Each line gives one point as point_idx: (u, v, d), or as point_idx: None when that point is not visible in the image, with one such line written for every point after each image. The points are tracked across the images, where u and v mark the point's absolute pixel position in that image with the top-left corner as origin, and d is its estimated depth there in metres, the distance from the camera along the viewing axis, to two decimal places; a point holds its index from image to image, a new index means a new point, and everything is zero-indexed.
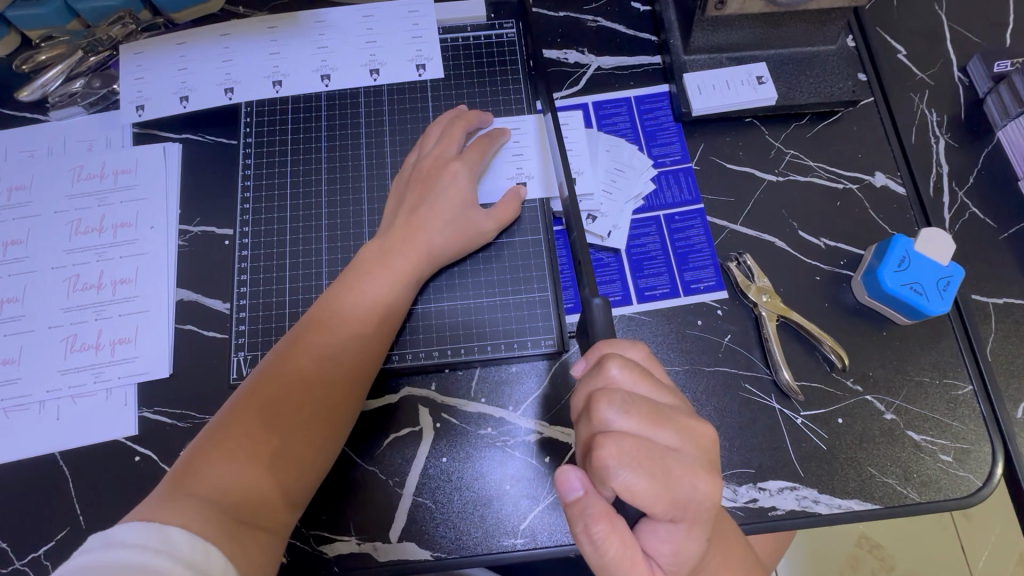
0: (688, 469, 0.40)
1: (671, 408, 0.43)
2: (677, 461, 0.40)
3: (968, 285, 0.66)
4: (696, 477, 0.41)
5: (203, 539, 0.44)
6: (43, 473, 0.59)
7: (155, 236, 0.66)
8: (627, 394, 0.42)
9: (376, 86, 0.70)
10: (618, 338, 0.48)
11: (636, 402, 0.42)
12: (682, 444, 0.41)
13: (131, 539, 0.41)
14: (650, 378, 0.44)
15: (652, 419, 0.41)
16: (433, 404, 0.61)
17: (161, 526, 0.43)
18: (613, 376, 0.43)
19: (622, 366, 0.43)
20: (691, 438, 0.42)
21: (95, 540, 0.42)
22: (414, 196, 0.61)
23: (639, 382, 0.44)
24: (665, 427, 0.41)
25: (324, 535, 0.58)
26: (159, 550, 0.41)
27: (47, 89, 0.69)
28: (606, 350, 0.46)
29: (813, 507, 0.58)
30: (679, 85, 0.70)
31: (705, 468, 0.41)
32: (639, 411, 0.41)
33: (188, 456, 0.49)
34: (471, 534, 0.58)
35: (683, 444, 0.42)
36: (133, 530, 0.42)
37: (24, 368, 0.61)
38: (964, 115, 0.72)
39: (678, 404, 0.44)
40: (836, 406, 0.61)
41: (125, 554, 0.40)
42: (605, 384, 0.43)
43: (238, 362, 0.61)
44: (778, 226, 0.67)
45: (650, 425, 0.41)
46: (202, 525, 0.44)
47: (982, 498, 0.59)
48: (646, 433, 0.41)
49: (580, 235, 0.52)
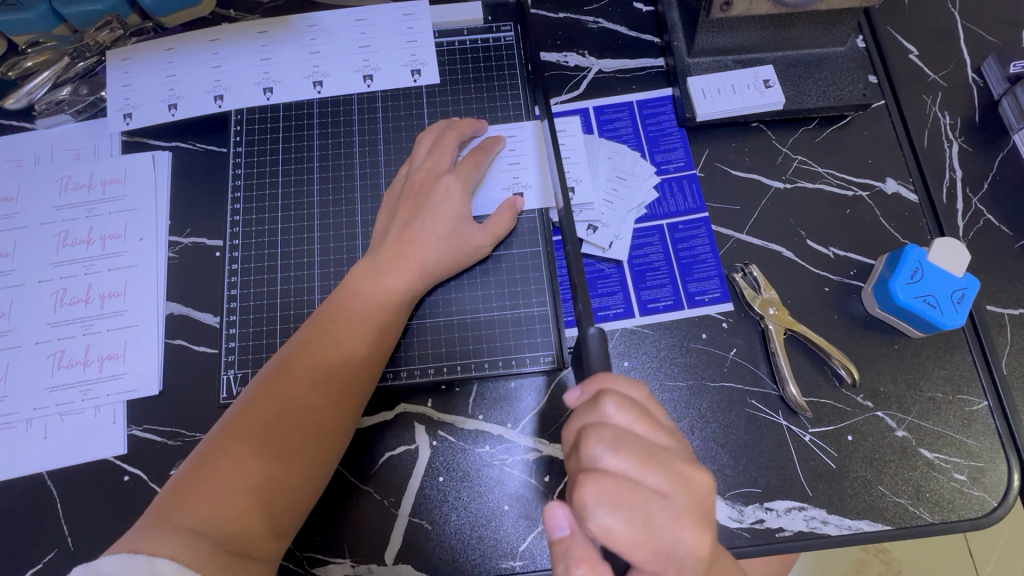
0: (673, 518, 0.39)
1: (667, 451, 0.41)
2: (662, 508, 0.39)
3: (983, 296, 0.63)
4: (679, 527, 0.38)
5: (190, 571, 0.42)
6: (31, 494, 0.57)
7: (144, 247, 0.64)
8: (618, 433, 0.41)
9: (370, 93, 0.68)
10: (618, 375, 0.46)
11: (627, 440, 0.40)
12: (672, 490, 0.39)
13: None
14: (649, 418, 0.43)
15: (643, 461, 0.40)
16: (429, 421, 0.60)
17: (147, 558, 0.42)
18: (608, 413, 0.42)
19: (620, 404, 0.42)
20: (681, 483, 0.40)
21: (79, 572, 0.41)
22: (407, 212, 0.60)
23: (637, 422, 0.42)
24: (655, 469, 0.40)
25: (317, 557, 0.56)
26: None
27: (33, 97, 0.67)
28: (604, 385, 0.44)
29: (821, 528, 0.57)
30: (683, 89, 0.67)
31: (692, 518, 0.39)
32: (629, 450, 0.40)
33: (176, 484, 0.48)
34: (469, 555, 0.56)
35: (673, 490, 0.40)
36: (117, 562, 0.42)
37: (11, 385, 0.60)
38: (979, 118, 0.69)
39: (676, 449, 0.42)
40: (846, 423, 0.59)
41: None
42: (599, 420, 0.42)
43: (229, 380, 0.59)
44: (785, 235, 0.65)
45: (639, 466, 0.40)
46: (190, 557, 0.43)
47: (997, 518, 0.57)
48: (634, 474, 0.39)
49: (577, 249, 0.50)
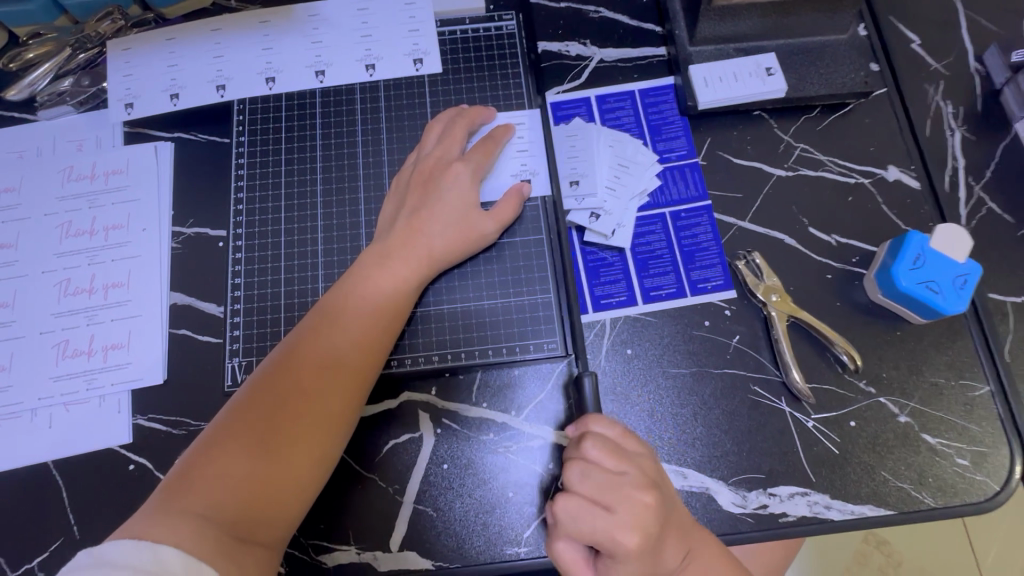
0: (620, 532, 0.46)
1: (626, 477, 0.48)
2: (608, 523, 0.46)
3: (985, 282, 0.63)
4: (619, 539, 0.46)
5: (197, 557, 0.43)
6: (36, 482, 0.58)
7: (147, 238, 0.64)
8: (588, 464, 0.48)
9: (372, 82, 0.68)
10: (605, 415, 0.52)
11: (592, 472, 0.48)
12: (620, 510, 0.46)
13: (121, 559, 0.41)
14: (621, 452, 0.49)
15: (601, 487, 0.47)
16: (433, 409, 0.60)
17: (152, 546, 0.42)
18: (583, 448, 0.49)
19: (594, 441, 0.49)
20: (628, 505, 0.46)
21: (83, 559, 0.41)
22: (414, 199, 0.60)
23: (607, 454, 0.49)
24: (611, 493, 0.47)
25: (322, 544, 0.56)
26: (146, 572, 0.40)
27: (35, 88, 0.67)
28: (587, 426, 0.51)
29: (825, 513, 0.57)
30: (685, 77, 0.67)
31: (634, 532, 0.46)
32: (590, 478, 0.48)
33: (184, 465, 0.49)
34: (473, 543, 0.56)
35: (620, 508, 0.46)
36: (124, 549, 0.41)
37: (15, 375, 0.60)
38: (981, 106, 0.69)
39: (637, 475, 0.48)
40: (849, 409, 0.60)
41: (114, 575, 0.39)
42: (578, 453, 0.49)
43: (233, 368, 0.59)
44: (787, 222, 0.65)
45: (597, 491, 0.47)
46: (196, 543, 0.43)
47: (999, 502, 0.57)
48: (594, 498, 0.47)
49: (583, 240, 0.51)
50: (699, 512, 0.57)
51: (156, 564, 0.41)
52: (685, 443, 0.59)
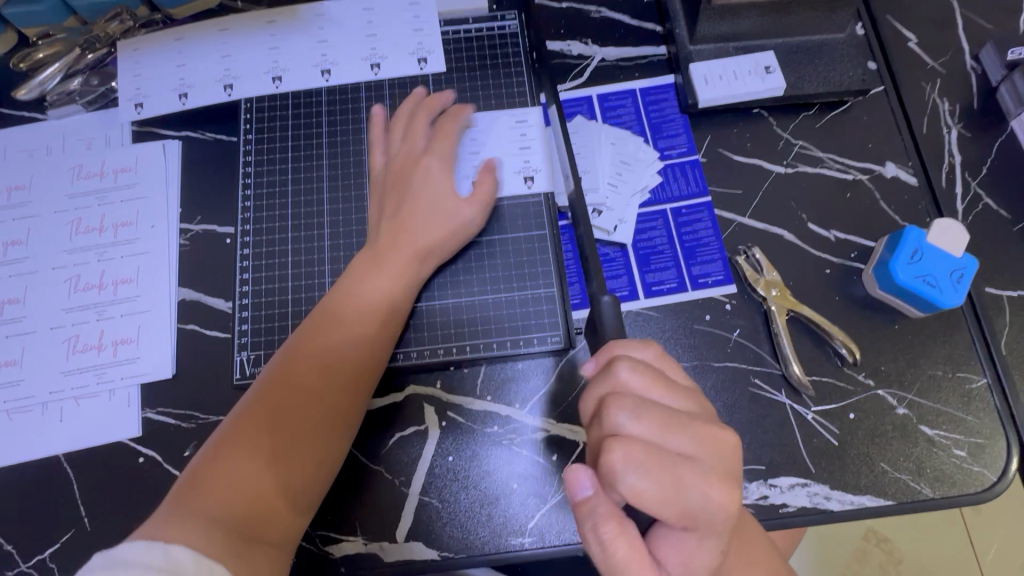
0: (704, 478, 0.40)
1: (684, 412, 0.42)
2: (689, 467, 0.40)
3: (981, 277, 0.64)
4: (710, 487, 0.40)
5: (209, 556, 0.43)
6: (47, 475, 0.58)
7: (156, 234, 0.65)
8: (638, 398, 0.42)
9: (377, 81, 0.69)
10: (630, 339, 0.47)
11: (646, 406, 0.41)
12: (696, 450, 0.41)
13: (134, 557, 0.41)
14: (664, 382, 0.44)
15: (664, 425, 0.41)
16: (438, 402, 0.61)
17: (163, 546, 0.42)
18: (624, 377, 0.43)
19: (634, 368, 0.43)
20: (704, 442, 0.41)
21: (97, 559, 0.41)
22: (393, 198, 0.61)
23: (650, 385, 0.43)
24: (678, 432, 0.41)
25: (330, 535, 0.57)
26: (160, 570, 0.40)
27: (45, 87, 0.68)
28: (615, 352, 0.46)
29: (825, 504, 0.58)
30: (686, 75, 0.68)
31: (719, 476, 0.40)
32: (651, 415, 0.41)
33: (191, 472, 0.49)
34: (478, 534, 0.57)
35: (698, 451, 0.41)
36: (136, 549, 0.41)
37: (26, 369, 0.61)
38: (977, 103, 0.70)
39: (690, 409, 0.43)
40: (848, 401, 0.60)
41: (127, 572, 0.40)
42: (613, 385, 0.43)
43: (241, 362, 0.60)
44: (787, 218, 0.66)
45: (662, 431, 0.41)
46: (208, 543, 0.44)
47: (996, 493, 0.58)
48: (658, 438, 0.40)
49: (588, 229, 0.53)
50: None
51: (167, 563, 0.41)
52: None
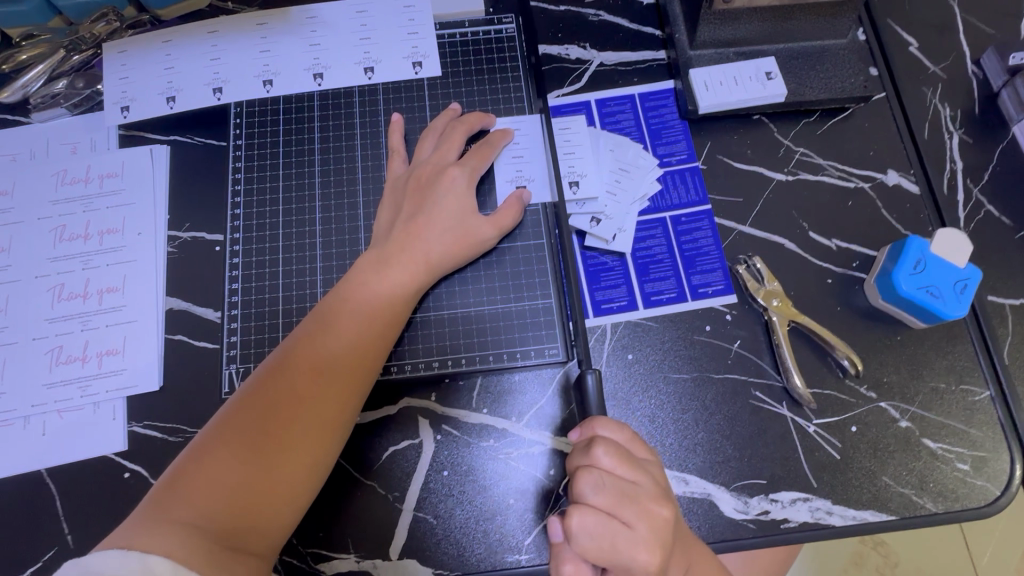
0: (637, 546, 0.43)
1: (641, 488, 0.45)
2: (627, 539, 0.44)
3: (984, 286, 0.64)
4: (637, 551, 0.43)
5: (186, 568, 0.42)
6: (28, 491, 0.57)
7: (142, 242, 0.64)
8: (602, 474, 0.45)
9: (371, 85, 0.67)
10: (610, 417, 0.49)
11: (607, 482, 0.45)
12: (639, 524, 0.44)
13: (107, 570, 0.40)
14: (632, 460, 0.46)
15: (617, 499, 0.44)
16: (433, 416, 0.59)
17: (140, 555, 0.42)
18: (595, 457, 0.46)
19: (606, 449, 0.46)
20: (648, 519, 0.44)
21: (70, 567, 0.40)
22: (411, 205, 0.60)
23: (619, 464, 0.46)
24: (627, 506, 0.44)
25: (321, 553, 0.56)
26: None
27: (28, 89, 0.66)
28: (593, 430, 0.48)
29: (826, 519, 0.57)
30: (685, 80, 0.67)
31: (651, 546, 0.43)
32: (607, 489, 0.44)
33: (174, 473, 0.48)
34: (473, 550, 0.56)
35: (639, 523, 0.44)
36: (110, 558, 0.41)
37: (8, 382, 0.59)
38: (979, 110, 0.69)
39: (649, 486, 0.46)
40: (849, 414, 0.59)
41: None
42: (586, 459, 0.46)
43: (230, 375, 0.59)
44: (788, 226, 0.65)
45: (615, 503, 0.44)
46: (185, 553, 0.43)
47: (999, 507, 0.57)
48: (611, 511, 0.44)
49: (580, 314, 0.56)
50: (700, 519, 0.57)
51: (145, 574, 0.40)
52: (686, 448, 0.59)
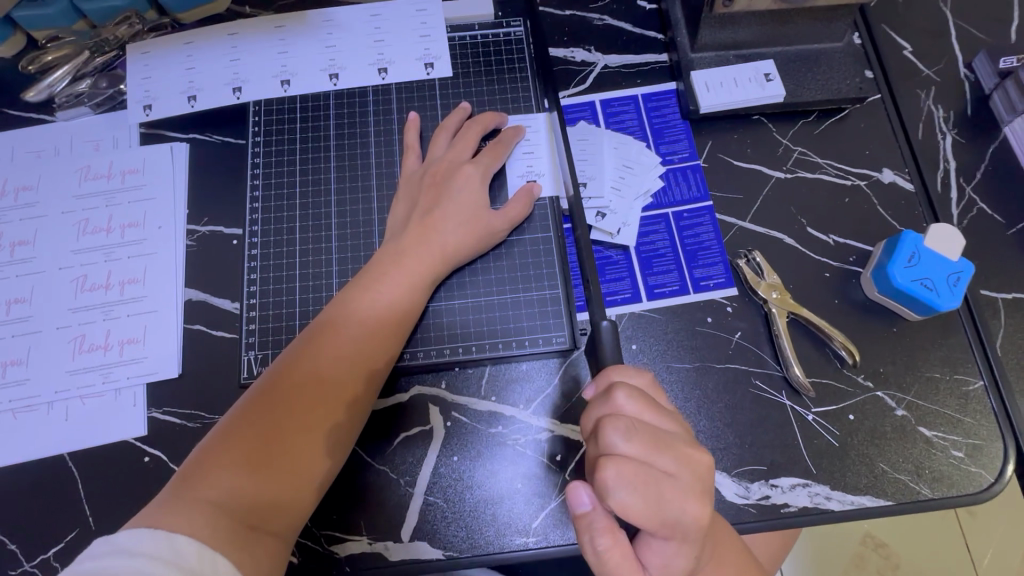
0: (683, 496, 0.43)
1: (672, 434, 0.46)
2: (672, 487, 0.43)
3: (977, 281, 0.66)
4: (685, 501, 0.43)
5: (211, 547, 0.44)
6: (51, 475, 0.59)
7: (163, 235, 0.66)
8: (630, 421, 0.45)
9: (384, 85, 0.70)
10: (626, 364, 0.50)
11: (639, 429, 0.44)
12: (679, 470, 0.44)
13: (136, 548, 0.42)
14: (656, 405, 0.47)
15: (652, 446, 0.44)
16: (443, 403, 0.61)
17: (167, 535, 0.43)
18: (619, 402, 0.46)
19: (629, 394, 0.46)
20: (687, 464, 0.44)
21: (101, 545, 0.42)
22: (427, 199, 0.62)
23: (643, 409, 0.46)
24: (664, 453, 0.44)
25: (335, 535, 0.57)
26: (163, 561, 0.41)
27: (53, 90, 0.69)
28: (610, 378, 0.49)
29: (825, 504, 0.58)
30: (687, 82, 0.70)
31: (695, 493, 0.44)
32: (641, 437, 0.44)
33: (198, 455, 0.50)
34: (482, 533, 0.57)
35: (679, 470, 0.44)
36: (139, 537, 0.43)
37: (32, 368, 0.61)
38: (971, 111, 0.72)
39: (680, 432, 0.46)
40: (847, 402, 0.61)
41: (130, 563, 0.41)
42: (610, 409, 0.46)
43: (248, 361, 0.61)
44: (786, 222, 0.67)
45: (651, 451, 0.44)
46: (210, 534, 0.45)
47: (994, 493, 0.59)
48: (646, 459, 0.44)
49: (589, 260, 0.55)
50: None
51: (172, 554, 0.42)
52: None
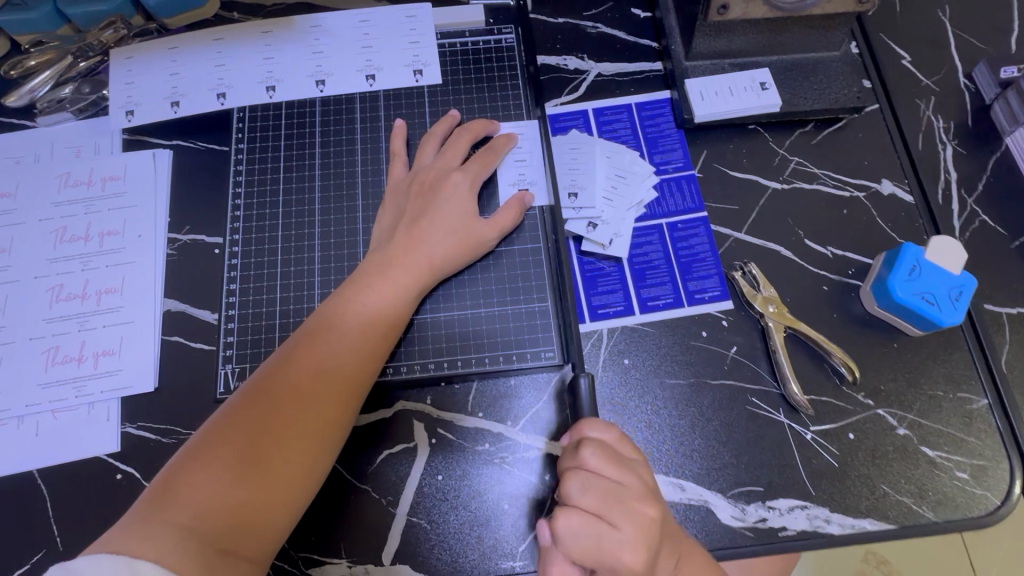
0: (625, 550, 0.43)
1: (629, 489, 0.46)
2: (615, 541, 0.43)
3: (980, 295, 0.64)
4: (627, 556, 0.43)
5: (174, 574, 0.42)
6: (19, 492, 0.56)
7: (143, 244, 0.64)
8: (587, 474, 0.46)
9: (372, 92, 0.68)
10: (600, 418, 0.50)
11: (594, 483, 0.45)
12: (626, 525, 0.44)
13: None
14: (619, 459, 0.47)
15: (604, 500, 0.45)
16: (429, 419, 0.59)
17: (128, 561, 0.41)
18: (582, 455, 0.47)
19: (593, 448, 0.47)
20: (636, 520, 0.44)
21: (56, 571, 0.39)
22: (413, 209, 0.60)
23: (607, 463, 0.46)
24: (615, 508, 0.44)
25: (313, 557, 0.55)
26: None
27: (35, 95, 0.67)
28: (582, 432, 0.48)
29: (825, 527, 0.56)
30: (681, 91, 0.68)
31: (639, 549, 0.43)
32: (594, 490, 0.45)
33: (169, 472, 0.48)
34: (467, 556, 0.55)
35: (627, 525, 0.44)
36: (96, 562, 0.40)
37: (3, 382, 0.59)
38: (971, 121, 0.70)
39: (640, 487, 0.46)
40: (847, 421, 0.59)
41: None
42: (574, 460, 0.47)
43: (226, 375, 0.59)
44: (783, 234, 0.66)
45: (602, 505, 0.44)
46: (174, 559, 0.42)
47: (1001, 517, 0.57)
48: (597, 511, 0.44)
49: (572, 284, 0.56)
50: (696, 526, 0.56)
51: None
52: (684, 454, 0.58)
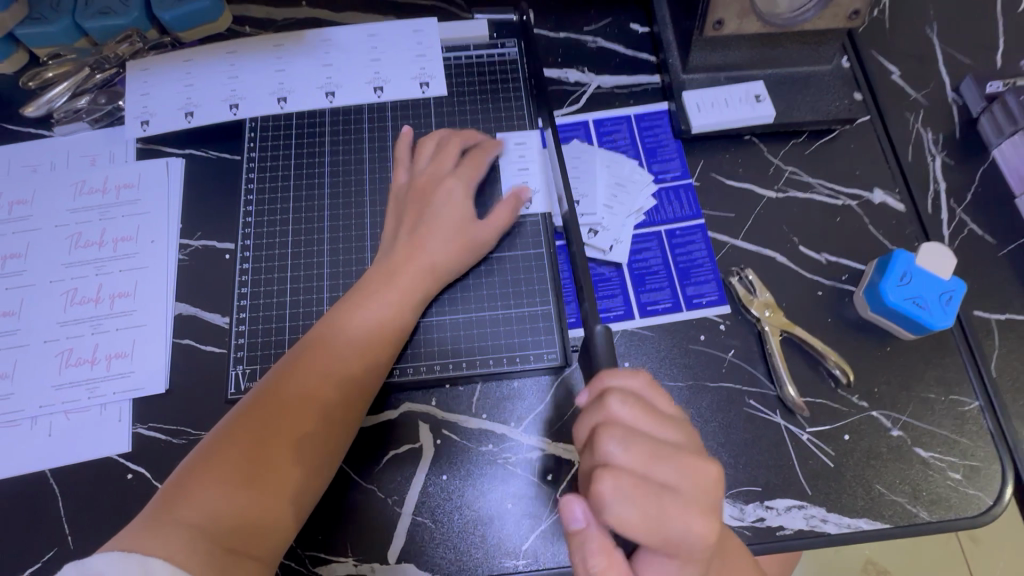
0: (686, 511, 0.41)
1: (671, 443, 0.44)
2: (674, 502, 0.41)
3: (970, 301, 0.66)
4: (689, 518, 0.41)
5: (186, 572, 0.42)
6: (32, 491, 0.57)
7: (155, 250, 0.66)
8: (627, 430, 0.44)
9: (380, 103, 0.70)
10: (620, 366, 0.49)
11: (636, 439, 0.43)
12: (681, 481, 0.42)
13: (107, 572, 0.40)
14: (651, 410, 0.46)
15: (650, 457, 0.43)
16: (434, 421, 0.60)
17: (139, 559, 0.41)
18: (614, 408, 0.45)
19: (624, 399, 0.45)
20: (690, 475, 0.43)
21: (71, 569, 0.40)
22: (415, 216, 0.62)
23: (641, 415, 0.45)
24: (665, 463, 0.43)
25: (320, 556, 0.56)
26: None
27: (52, 105, 0.70)
28: (604, 383, 0.47)
29: (822, 526, 0.57)
30: (679, 102, 0.71)
31: (699, 508, 0.42)
32: (639, 447, 0.43)
33: (180, 474, 0.49)
34: (471, 555, 0.56)
35: (680, 482, 0.42)
36: (109, 561, 0.40)
37: (18, 383, 0.60)
38: (959, 133, 0.73)
39: (680, 442, 0.45)
40: (842, 422, 0.61)
41: None
42: (605, 416, 0.45)
43: (237, 376, 0.60)
44: (779, 241, 0.67)
45: (648, 462, 0.43)
46: (187, 558, 0.43)
47: (993, 517, 0.58)
48: (644, 470, 0.42)
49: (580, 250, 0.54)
50: None
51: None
52: None
